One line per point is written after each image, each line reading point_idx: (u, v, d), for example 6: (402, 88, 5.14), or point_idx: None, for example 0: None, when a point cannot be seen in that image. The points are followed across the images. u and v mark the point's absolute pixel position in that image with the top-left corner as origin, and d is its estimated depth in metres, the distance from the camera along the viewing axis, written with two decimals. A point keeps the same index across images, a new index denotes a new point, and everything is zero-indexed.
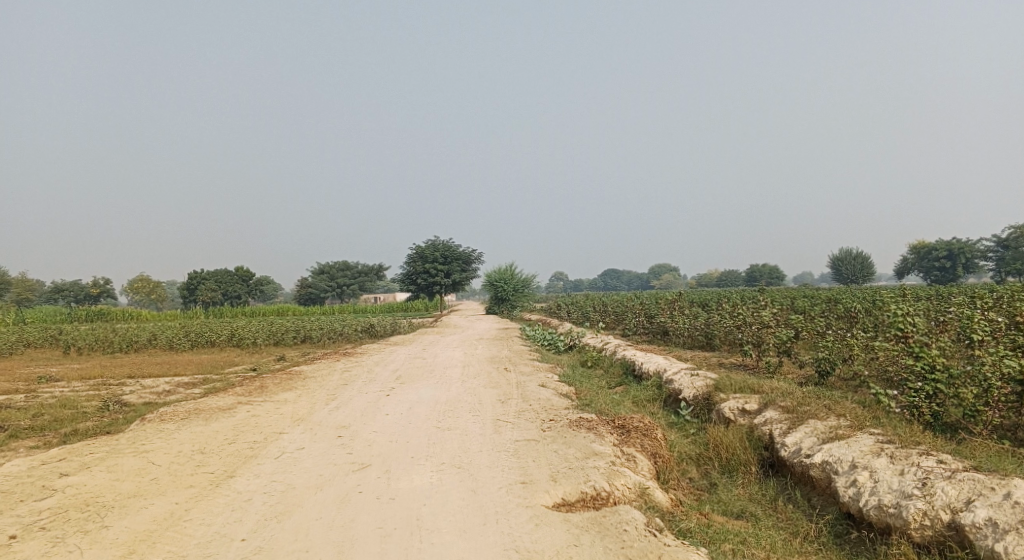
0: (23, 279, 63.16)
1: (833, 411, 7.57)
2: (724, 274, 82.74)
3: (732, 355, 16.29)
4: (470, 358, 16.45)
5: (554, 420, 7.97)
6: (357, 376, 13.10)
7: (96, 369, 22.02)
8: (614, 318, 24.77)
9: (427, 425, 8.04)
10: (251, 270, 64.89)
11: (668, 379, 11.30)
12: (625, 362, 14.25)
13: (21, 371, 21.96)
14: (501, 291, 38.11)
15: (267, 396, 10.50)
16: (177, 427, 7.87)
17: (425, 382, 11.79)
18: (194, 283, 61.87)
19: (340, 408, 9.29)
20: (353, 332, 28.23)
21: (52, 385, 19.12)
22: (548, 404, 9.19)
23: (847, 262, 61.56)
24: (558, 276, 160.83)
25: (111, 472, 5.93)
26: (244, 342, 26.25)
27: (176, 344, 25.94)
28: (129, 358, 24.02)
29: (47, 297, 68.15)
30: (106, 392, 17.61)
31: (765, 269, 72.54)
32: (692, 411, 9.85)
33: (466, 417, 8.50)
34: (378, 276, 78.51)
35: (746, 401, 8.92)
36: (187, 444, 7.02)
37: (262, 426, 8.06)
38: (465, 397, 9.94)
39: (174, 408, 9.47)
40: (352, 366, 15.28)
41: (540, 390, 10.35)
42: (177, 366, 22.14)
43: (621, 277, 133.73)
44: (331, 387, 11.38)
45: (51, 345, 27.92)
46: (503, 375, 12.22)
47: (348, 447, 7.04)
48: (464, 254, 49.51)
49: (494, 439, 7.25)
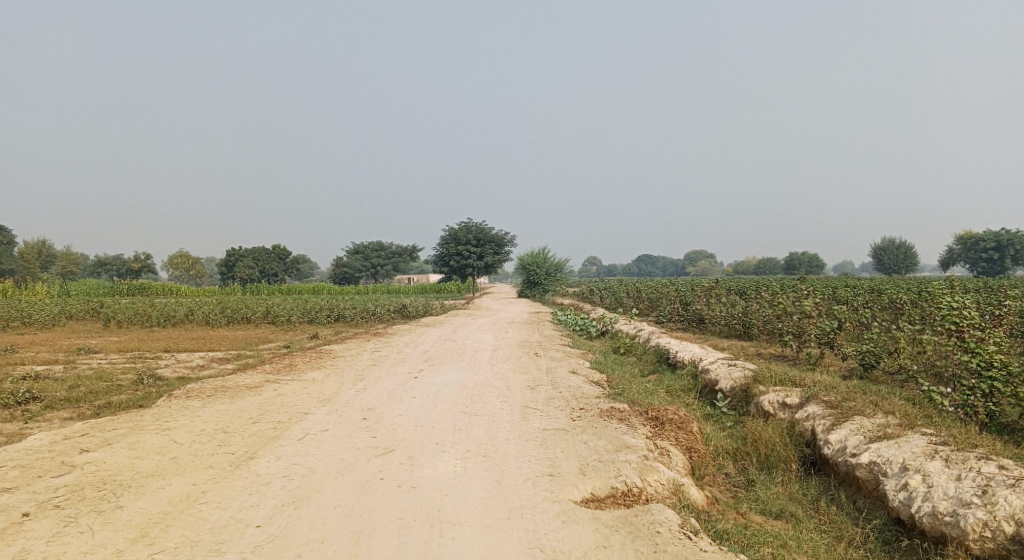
0: (70, 254, 65.02)
1: (881, 407, 7.15)
2: (762, 261, 81.02)
3: (770, 345, 15.80)
4: (501, 341, 16.25)
5: (584, 409, 7.70)
6: (386, 357, 12.99)
7: (135, 343, 22.44)
8: (648, 304, 24.33)
9: (453, 410, 7.84)
10: (287, 249, 65.68)
11: (705, 369, 10.94)
12: (659, 350, 13.90)
13: (63, 342, 22.49)
14: (534, 275, 37.83)
15: (295, 374, 10.43)
16: (202, 405, 7.81)
17: (453, 365, 11.61)
18: (232, 261, 62.91)
19: (366, 389, 9.15)
20: (385, 312, 28.28)
21: (91, 357, 19.53)
22: (579, 391, 8.92)
23: (890, 252, 59.71)
24: (591, 260, 159.67)
25: (132, 450, 5.84)
26: (278, 319, 26.52)
27: (212, 320, 26.29)
28: (166, 332, 24.44)
29: (92, 271, 70.12)
30: (143, 365, 17.91)
31: (804, 257, 70.80)
32: (729, 403, 9.50)
33: (493, 402, 8.28)
34: (412, 257, 78.92)
35: (787, 395, 8.54)
36: (210, 422, 6.93)
37: (287, 406, 7.95)
38: (494, 382, 9.72)
39: (202, 385, 9.46)
40: (382, 347, 15.20)
41: (571, 377, 10.07)
42: (213, 342, 22.44)
43: (656, 262, 132.23)
44: (359, 368, 11.28)
45: (93, 318, 28.59)
46: (533, 360, 11.97)
47: (372, 430, 6.86)
48: (497, 236, 49.25)
49: (521, 427, 7.00)
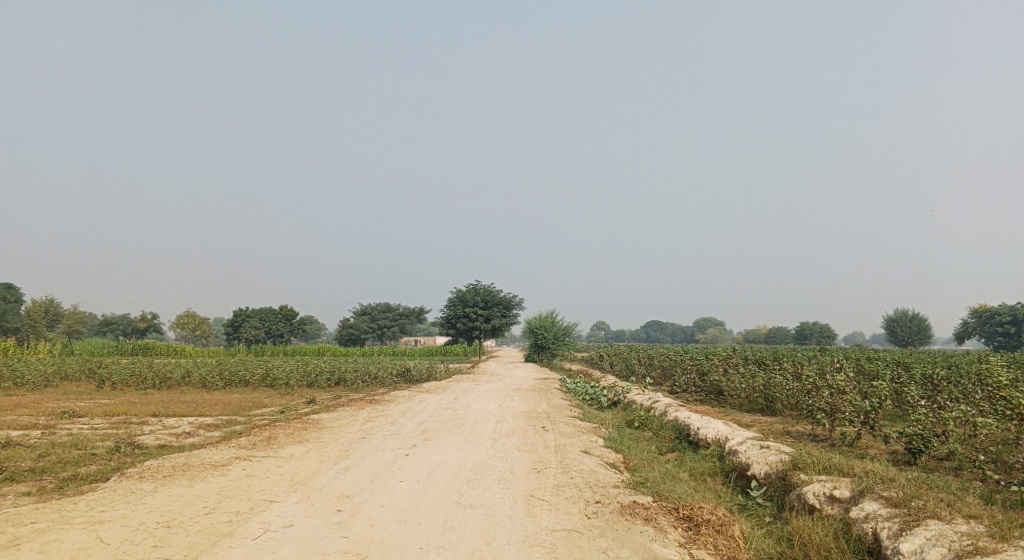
0: (76, 312, 64.42)
1: (957, 507, 6.05)
2: (774, 330, 79.49)
3: (798, 423, 14.57)
4: (505, 412, 14.99)
5: (601, 503, 6.51)
6: (379, 429, 11.80)
7: (124, 406, 21.30)
8: (661, 373, 23.05)
9: (445, 500, 6.67)
10: (294, 309, 64.86)
11: (733, 450, 9.77)
12: (677, 425, 12.68)
13: (48, 405, 21.35)
14: (541, 340, 36.66)
15: (274, 450, 9.28)
16: (152, 489, 6.67)
17: (451, 439, 10.41)
18: (238, 321, 62.12)
19: (349, 470, 8.01)
20: (388, 377, 27.03)
21: (74, 421, 18.37)
22: (593, 478, 7.73)
23: (903, 323, 58.26)
24: (598, 324, 158.39)
25: (42, 554, 4.75)
26: (276, 383, 25.37)
27: (208, 383, 25.10)
28: (159, 395, 23.29)
29: (97, 331, 69.41)
30: (125, 432, 16.69)
31: (816, 327, 69.51)
32: (765, 493, 8.33)
33: (494, 490, 7.11)
34: (419, 318, 77.91)
35: (836, 486, 7.36)
36: (154, 513, 5.82)
37: (252, 491, 6.83)
38: (495, 463, 8.54)
39: (165, 461, 8.34)
40: (377, 416, 13.98)
41: (582, 458, 8.86)
42: (204, 406, 21.22)
43: (665, 328, 130.95)
44: (346, 442, 10.08)
45: (88, 379, 27.48)
46: (540, 435, 10.78)
47: (344, 528, 5.73)
48: (505, 299, 48.21)
49: (525, 527, 5.84)
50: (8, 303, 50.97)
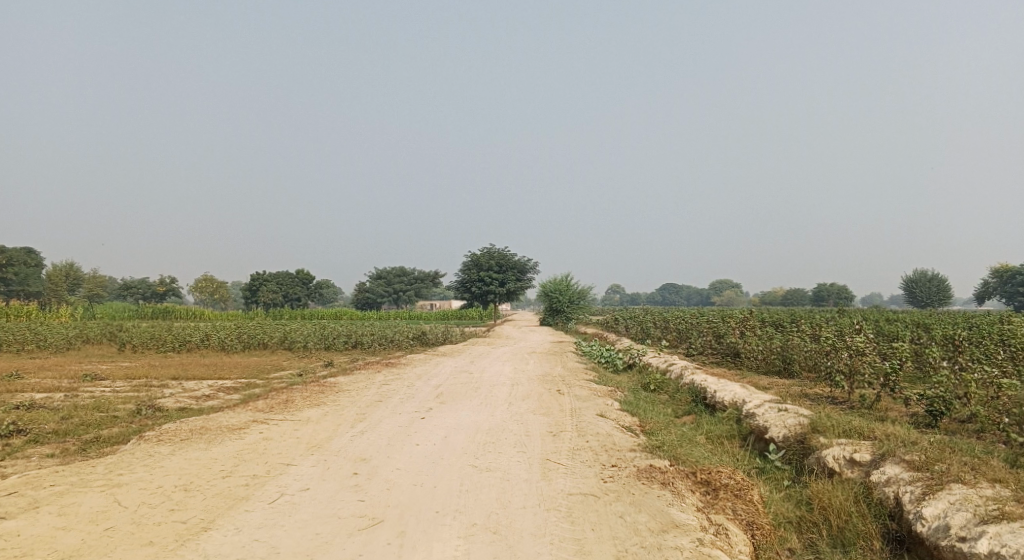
0: (96, 277, 65.22)
1: (983, 471, 5.92)
2: (790, 292, 78.85)
3: (816, 385, 14.44)
4: (520, 375, 14.99)
5: (618, 467, 6.45)
6: (395, 392, 11.83)
7: (145, 369, 21.60)
8: (677, 336, 22.93)
9: (461, 463, 6.65)
10: (310, 273, 65.21)
11: (750, 414, 9.67)
12: (694, 388, 12.59)
13: (71, 368, 21.68)
14: (556, 303, 36.62)
15: (290, 413, 9.32)
16: (170, 452, 6.71)
17: (467, 402, 10.41)
18: (256, 285, 62.61)
19: (365, 433, 8.02)
20: (404, 340, 27.16)
21: (96, 384, 18.65)
22: (609, 441, 7.68)
23: (922, 285, 57.50)
24: (614, 288, 158.19)
25: (61, 517, 4.79)
26: (294, 346, 25.57)
27: (227, 346, 25.36)
28: (179, 358, 23.56)
29: (118, 295, 70.32)
30: (146, 394, 16.92)
31: (833, 289, 68.85)
32: (783, 456, 8.24)
33: (510, 453, 7.09)
34: (434, 282, 78.12)
35: (856, 449, 7.26)
36: (172, 475, 5.85)
37: (269, 454, 6.85)
38: (510, 426, 8.51)
39: (183, 424, 8.40)
40: (393, 379, 14.03)
41: (599, 422, 8.81)
42: (223, 369, 21.46)
43: (680, 291, 130.46)
44: (362, 405, 10.11)
45: (109, 342, 27.86)
46: (556, 399, 10.74)
47: (361, 492, 5.73)
48: (520, 262, 48.10)
49: (541, 490, 5.81)
50: (30, 268, 51.66)
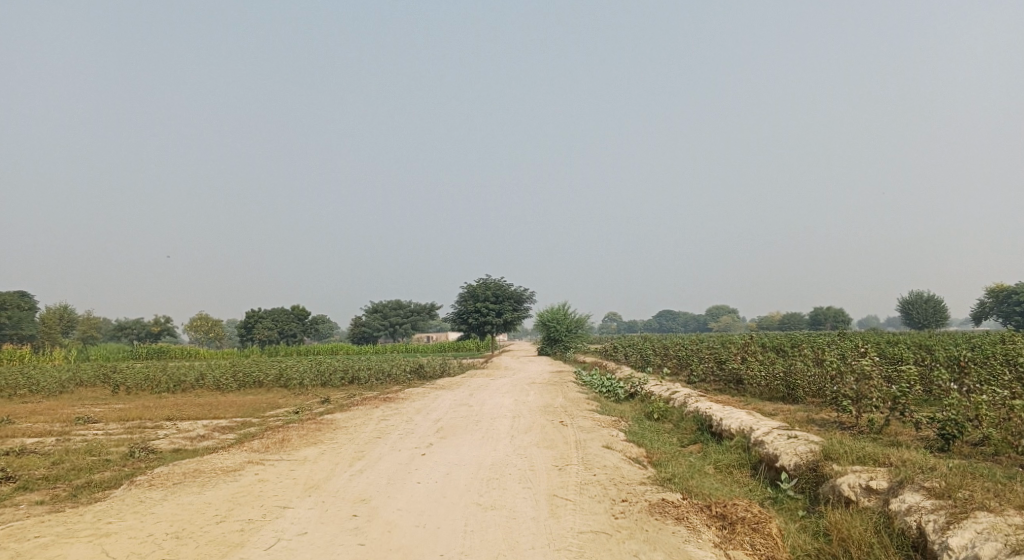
0: (91, 318, 64.76)
1: (1007, 497, 5.73)
2: (787, 316, 78.74)
3: (822, 410, 14.21)
4: (521, 407, 14.72)
5: (628, 501, 6.23)
6: (394, 428, 11.56)
7: (138, 410, 21.23)
8: (678, 363, 22.68)
9: (464, 501, 6.42)
10: (306, 309, 64.88)
11: (759, 442, 9.44)
12: (698, 416, 12.35)
13: (64, 411, 21.29)
14: (554, 332, 36.37)
15: (287, 452, 9.05)
16: (162, 497, 6.46)
17: (468, 437, 10.16)
18: (251, 322, 62.22)
19: (364, 472, 7.77)
20: (401, 373, 26.85)
21: (89, 426, 18.29)
22: (617, 474, 7.45)
23: (918, 306, 57.46)
24: (611, 316, 157.90)
25: None
26: (291, 383, 25.24)
27: (223, 385, 25.02)
28: (173, 398, 23.19)
29: (112, 336, 69.76)
30: (140, 436, 16.57)
31: (830, 312, 68.80)
32: (796, 485, 8.00)
33: (515, 490, 6.85)
34: (431, 315, 77.77)
35: (873, 476, 7.03)
36: (163, 522, 5.61)
37: (265, 497, 6.60)
38: (514, 461, 8.26)
39: (176, 467, 8.14)
40: (392, 414, 13.76)
41: (604, 454, 8.57)
42: (219, 408, 21.11)
43: (677, 318, 130.29)
44: (361, 442, 9.85)
45: (103, 384, 27.46)
46: (559, 431, 10.49)
47: (361, 535, 5.49)
48: (516, 293, 47.95)
49: (549, 529, 5.59)
50: (25, 311, 51.23)
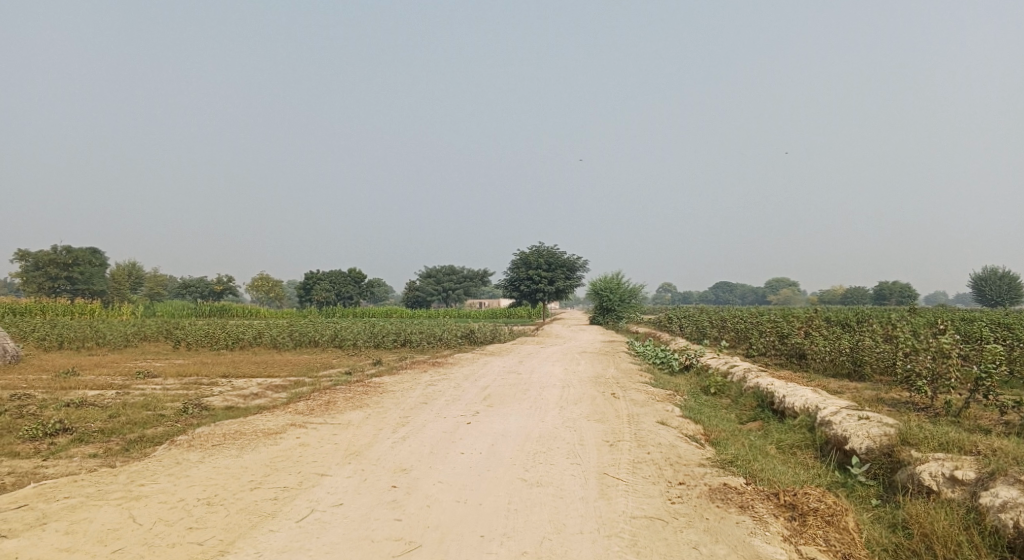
0: (158, 277, 67.27)
1: None
2: (850, 290, 75.61)
3: (892, 390, 13.29)
4: (572, 376, 14.31)
5: (685, 484, 5.75)
6: (442, 394, 11.30)
7: (197, 367, 21.74)
8: (736, 336, 21.79)
9: (509, 476, 6.04)
10: (362, 272, 65.71)
11: (826, 422, 8.73)
12: (759, 393, 11.65)
13: (127, 365, 21.97)
14: (607, 301, 35.69)
15: (330, 416, 8.86)
16: (199, 459, 6.30)
17: (516, 406, 9.78)
18: (309, 284, 63.47)
19: (407, 439, 7.48)
20: (452, 338, 26.77)
21: (149, 381, 18.77)
22: (673, 453, 6.93)
23: (993, 282, 54.24)
24: (665, 286, 155.40)
25: (68, 538, 4.43)
26: (344, 343, 25.46)
27: (279, 343, 25.43)
28: (231, 356, 23.67)
29: (178, 294, 72.35)
30: (196, 392, 16.89)
31: (896, 288, 65.76)
32: (868, 470, 7.32)
33: (563, 466, 6.42)
34: (484, 281, 77.80)
35: (959, 466, 6.30)
36: (196, 486, 5.43)
37: (304, 462, 6.37)
38: (563, 434, 7.83)
39: (220, 427, 8.04)
40: (440, 380, 13.52)
41: (659, 430, 8.06)
42: (273, 367, 21.42)
43: (734, 290, 127.19)
44: (406, 408, 9.59)
45: (166, 340, 28.28)
46: (611, 403, 10.00)
47: (397, 509, 5.17)
48: (569, 261, 47.32)
49: (599, 511, 5.16)
50: (97, 267, 53.14)
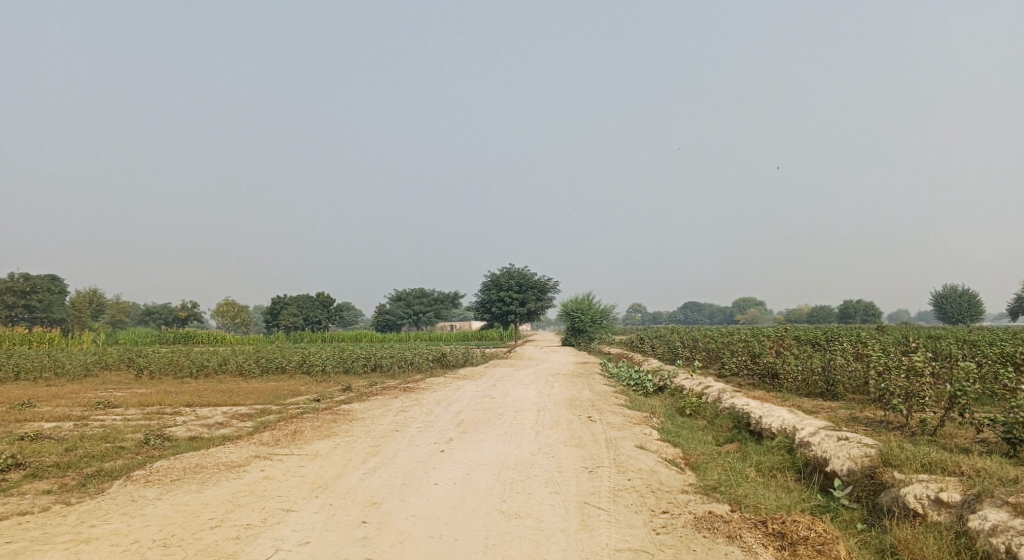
0: (121, 303, 65.57)
1: None
2: (816, 309, 76.90)
3: (865, 408, 13.32)
4: (546, 400, 14.10)
5: (669, 513, 5.59)
6: (414, 420, 10.98)
7: (160, 395, 21.01)
8: (708, 356, 21.81)
9: (486, 507, 5.79)
10: (331, 296, 64.82)
11: (805, 443, 8.66)
12: (735, 414, 11.56)
13: (85, 395, 21.13)
14: (578, 322, 35.62)
15: (298, 446, 8.50)
16: (156, 496, 5.93)
17: (491, 432, 9.55)
18: (277, 309, 62.40)
19: (378, 470, 7.17)
20: (424, 362, 26.38)
21: (108, 411, 18.06)
22: (653, 479, 6.77)
23: (952, 300, 55.62)
24: (635, 307, 156.45)
25: None
26: (313, 369, 24.90)
27: (245, 370, 24.76)
28: (195, 384, 22.94)
29: (141, 320, 70.55)
30: (158, 423, 16.26)
31: (860, 306, 67.09)
32: (851, 493, 7.22)
33: (542, 495, 6.20)
34: (455, 303, 77.32)
35: (943, 488, 6.23)
36: (152, 525, 5.08)
37: (268, 497, 6.03)
38: (539, 461, 7.61)
39: (180, 460, 7.63)
40: (412, 406, 13.19)
41: (638, 455, 7.89)
42: (240, 394, 20.81)
43: (703, 310, 128.51)
44: (377, 436, 9.27)
45: (127, 368, 27.36)
46: (588, 427, 9.81)
47: (369, 546, 4.89)
48: (540, 282, 47.27)
49: (581, 545, 4.95)
50: (56, 293, 51.54)
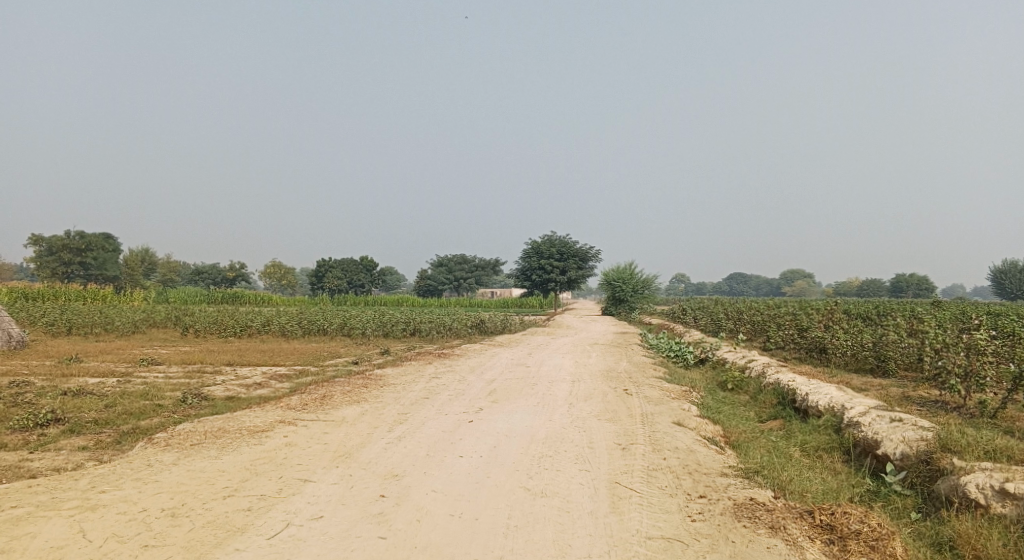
0: (171, 264, 67.26)
1: None
2: (867, 283, 74.31)
3: (920, 387, 12.57)
4: (582, 370, 13.74)
5: (708, 498, 5.18)
6: (446, 388, 10.75)
7: (202, 354, 21.35)
8: (752, 328, 21.08)
9: (510, 484, 5.47)
10: (374, 260, 65.27)
11: (855, 423, 8.09)
12: (780, 390, 10.98)
13: (132, 352, 21.62)
14: (619, 292, 35.00)
15: (325, 411, 8.32)
16: (174, 461, 5.79)
17: (523, 402, 9.23)
18: (321, 271, 63.20)
19: (403, 440, 6.92)
20: (462, 328, 26.23)
21: (152, 369, 18.41)
22: (690, 459, 6.35)
23: (1012, 275, 52.92)
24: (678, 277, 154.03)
25: None
26: (352, 332, 25.03)
27: (287, 332, 25.02)
28: (237, 343, 23.27)
29: (191, 280, 72.40)
30: (198, 381, 16.49)
31: (914, 280, 64.54)
32: (905, 478, 6.69)
33: (571, 473, 5.85)
34: (496, 270, 77.14)
35: (1009, 478, 5.67)
36: (163, 493, 4.92)
37: (287, 466, 5.83)
38: (571, 435, 7.25)
39: (205, 423, 7.53)
40: (445, 372, 12.99)
41: (675, 432, 7.46)
42: (279, 355, 21.00)
43: (748, 282, 125.83)
44: (406, 403, 9.05)
45: (174, 326, 27.96)
46: (624, 400, 9.40)
47: (383, 523, 4.62)
48: (581, 251, 46.58)
49: (609, 530, 4.60)
50: (111, 252, 53.03)
